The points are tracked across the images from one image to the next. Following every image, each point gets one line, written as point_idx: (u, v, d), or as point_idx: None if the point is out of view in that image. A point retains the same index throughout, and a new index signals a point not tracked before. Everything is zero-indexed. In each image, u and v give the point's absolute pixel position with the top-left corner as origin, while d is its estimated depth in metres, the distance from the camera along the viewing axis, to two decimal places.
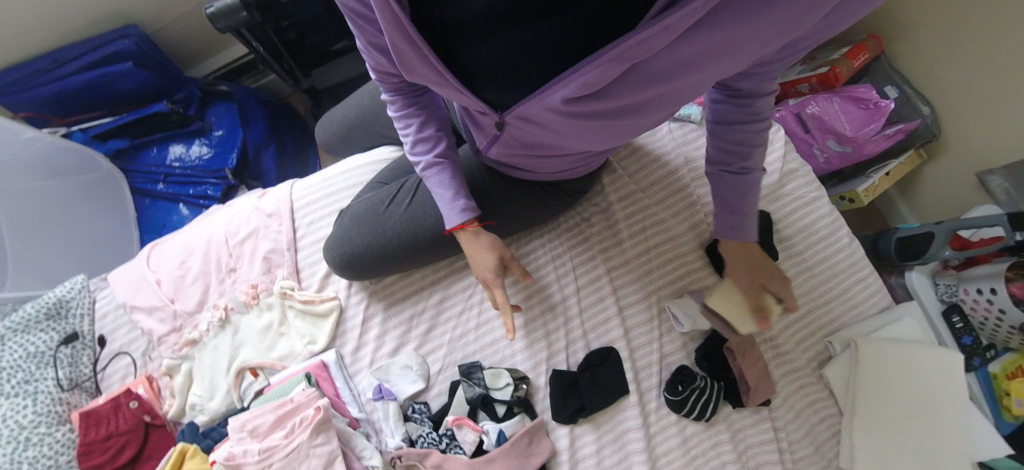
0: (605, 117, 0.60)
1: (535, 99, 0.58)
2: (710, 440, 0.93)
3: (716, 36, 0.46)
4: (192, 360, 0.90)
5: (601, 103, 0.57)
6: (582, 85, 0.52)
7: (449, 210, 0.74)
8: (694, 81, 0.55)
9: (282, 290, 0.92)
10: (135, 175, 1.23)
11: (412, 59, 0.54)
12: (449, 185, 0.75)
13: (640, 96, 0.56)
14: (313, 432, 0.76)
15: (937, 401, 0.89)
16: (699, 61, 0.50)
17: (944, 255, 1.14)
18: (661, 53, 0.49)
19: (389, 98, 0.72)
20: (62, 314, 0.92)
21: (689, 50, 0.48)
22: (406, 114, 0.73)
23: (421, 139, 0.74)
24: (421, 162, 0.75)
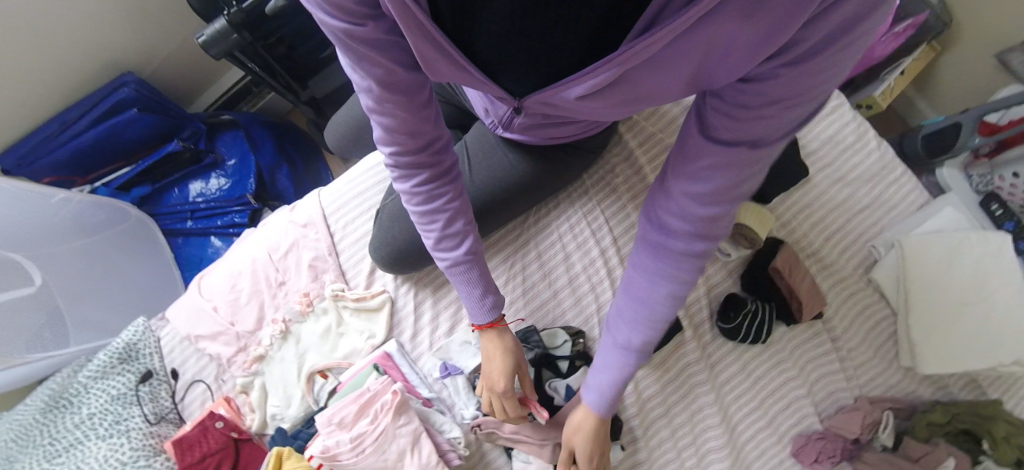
0: (620, 100, 0.58)
1: (547, 89, 0.56)
2: (770, 361, 0.95)
3: (710, 41, 0.41)
4: (264, 375, 0.94)
5: (614, 88, 0.54)
6: (592, 82, 0.51)
7: (476, 309, 0.72)
8: (693, 81, 0.49)
9: (334, 292, 0.95)
10: (164, 218, 1.26)
11: (440, 64, 0.52)
12: (477, 283, 0.71)
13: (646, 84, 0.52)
14: (395, 415, 0.82)
15: (990, 286, 0.90)
16: (698, 64, 0.45)
17: (974, 144, 1.13)
18: (663, 57, 0.44)
19: (409, 191, 0.65)
20: (133, 356, 0.97)
21: (680, 54, 0.44)
22: (428, 209, 0.67)
23: (447, 237, 0.69)
24: (446, 260, 0.70)
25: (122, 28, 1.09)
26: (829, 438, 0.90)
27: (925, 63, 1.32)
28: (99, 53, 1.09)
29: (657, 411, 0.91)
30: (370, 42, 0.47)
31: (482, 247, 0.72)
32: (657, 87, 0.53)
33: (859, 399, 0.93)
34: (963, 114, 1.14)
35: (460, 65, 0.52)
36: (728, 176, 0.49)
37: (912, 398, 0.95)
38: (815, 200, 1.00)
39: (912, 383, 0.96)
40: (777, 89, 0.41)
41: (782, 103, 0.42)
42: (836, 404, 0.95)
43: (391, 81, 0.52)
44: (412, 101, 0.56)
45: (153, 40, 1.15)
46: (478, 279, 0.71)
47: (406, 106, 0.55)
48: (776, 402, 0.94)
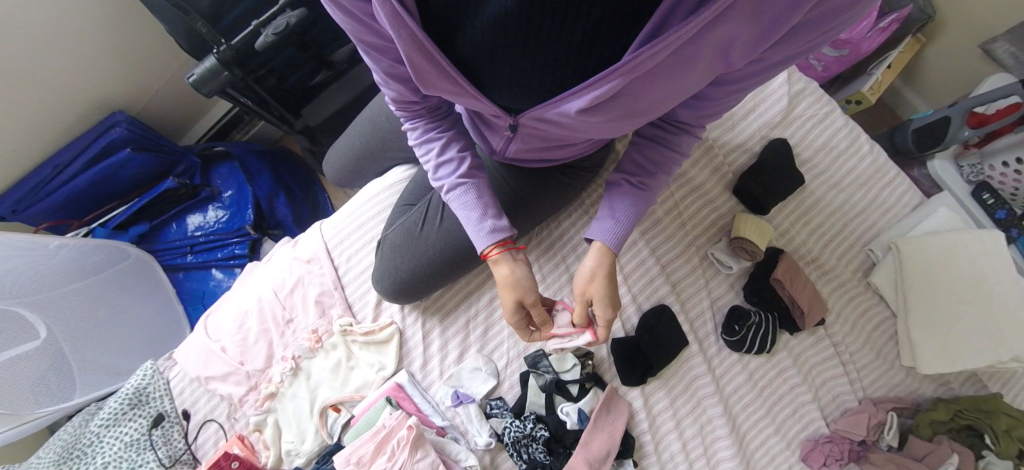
0: (617, 116, 0.66)
1: (550, 106, 0.65)
2: (775, 368, 0.97)
3: (716, 37, 0.53)
4: (276, 411, 0.95)
5: (613, 102, 0.63)
6: (593, 92, 0.59)
7: (477, 231, 0.75)
8: (697, 80, 0.61)
9: (343, 328, 0.96)
10: (163, 253, 1.26)
11: (432, 72, 0.61)
12: (474, 205, 0.76)
13: (651, 95, 0.62)
14: (412, 449, 0.83)
15: (987, 282, 0.91)
16: (702, 62, 0.57)
17: (963, 136, 1.13)
18: (666, 58, 0.55)
19: (411, 126, 0.77)
20: (144, 400, 0.96)
21: (691, 54, 0.55)
22: (426, 139, 0.77)
23: (444, 163, 0.77)
24: (445, 184, 0.77)
25: (110, 67, 1.07)
26: (836, 441, 0.93)
27: (910, 55, 1.32)
28: (88, 92, 1.07)
29: (668, 425, 0.94)
30: (372, 44, 0.61)
31: (481, 178, 0.79)
32: (659, 97, 0.63)
33: (864, 401, 0.95)
34: (951, 108, 1.15)
35: (450, 74, 0.61)
36: (725, 99, 0.66)
37: (916, 396, 0.98)
38: (812, 207, 1.01)
39: (915, 381, 0.98)
40: (774, 55, 0.58)
41: (780, 59, 0.59)
42: (841, 406, 0.97)
43: (394, 73, 0.65)
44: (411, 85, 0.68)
45: (141, 76, 1.13)
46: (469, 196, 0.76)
47: (405, 86, 0.68)
48: (783, 408, 0.96)
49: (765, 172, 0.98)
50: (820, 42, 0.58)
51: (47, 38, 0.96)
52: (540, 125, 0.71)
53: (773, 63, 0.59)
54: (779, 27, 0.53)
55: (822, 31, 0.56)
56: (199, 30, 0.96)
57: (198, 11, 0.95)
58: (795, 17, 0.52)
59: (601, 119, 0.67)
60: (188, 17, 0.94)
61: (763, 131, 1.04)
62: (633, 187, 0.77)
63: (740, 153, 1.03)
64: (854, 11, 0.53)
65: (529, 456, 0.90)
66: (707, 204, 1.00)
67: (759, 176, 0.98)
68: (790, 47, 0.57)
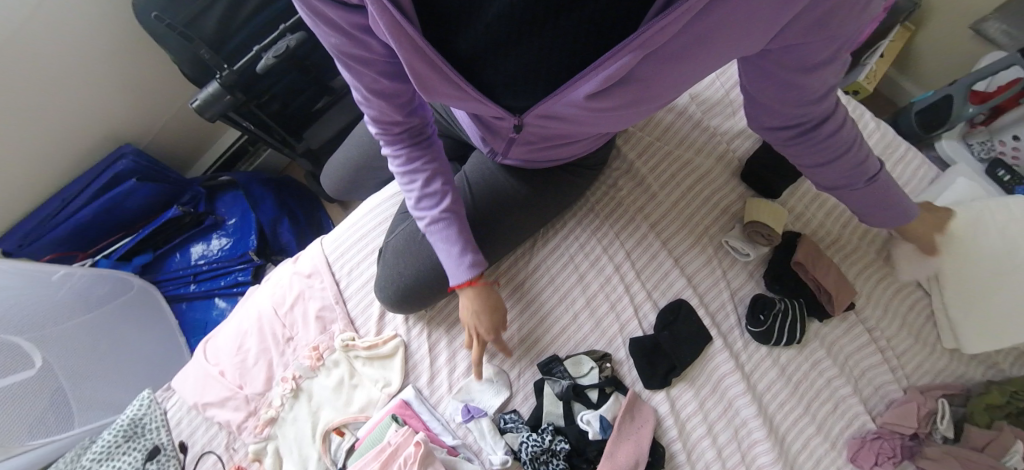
0: (627, 104, 0.61)
1: (557, 97, 0.59)
2: (807, 361, 0.90)
3: (732, 9, 0.47)
4: (277, 438, 0.89)
5: (623, 88, 0.57)
6: (600, 75, 0.53)
7: (455, 267, 0.74)
8: (716, 56, 0.55)
9: (344, 342, 0.91)
10: (166, 283, 1.24)
11: (433, 78, 0.57)
12: (455, 240, 0.74)
13: (664, 76, 0.56)
14: (420, 467, 0.75)
15: (1022, 255, 0.85)
16: (719, 37, 0.51)
17: (968, 113, 1.12)
18: (678, 32, 0.49)
19: (393, 151, 0.73)
20: (139, 432, 0.91)
21: (704, 27, 0.49)
22: (409, 169, 0.74)
23: (427, 195, 0.75)
24: (426, 218, 0.75)
25: (113, 101, 1.08)
26: (885, 437, 0.85)
27: (902, 45, 1.33)
28: (93, 128, 1.08)
29: (699, 430, 0.86)
30: (361, 57, 0.58)
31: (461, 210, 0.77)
32: (670, 81, 0.58)
33: (910, 391, 0.88)
34: (952, 86, 1.13)
35: (451, 77, 0.56)
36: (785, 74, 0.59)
37: (964, 382, 0.90)
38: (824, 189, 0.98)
39: (961, 366, 0.91)
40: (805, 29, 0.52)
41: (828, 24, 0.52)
42: (886, 398, 0.89)
43: (378, 88, 0.63)
44: (394, 98, 0.66)
45: (144, 110, 1.15)
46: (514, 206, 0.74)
47: (388, 103, 0.66)
48: (822, 404, 0.89)
49: None
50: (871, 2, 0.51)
51: (52, 74, 0.97)
52: (546, 122, 0.67)
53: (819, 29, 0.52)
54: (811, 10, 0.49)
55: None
56: (202, 56, 0.97)
57: (202, 40, 0.97)
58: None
59: (610, 108, 0.61)
60: (193, 45, 0.96)
61: None
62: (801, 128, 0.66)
63: (744, 139, 1.01)
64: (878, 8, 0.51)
65: None
66: (715, 192, 0.97)
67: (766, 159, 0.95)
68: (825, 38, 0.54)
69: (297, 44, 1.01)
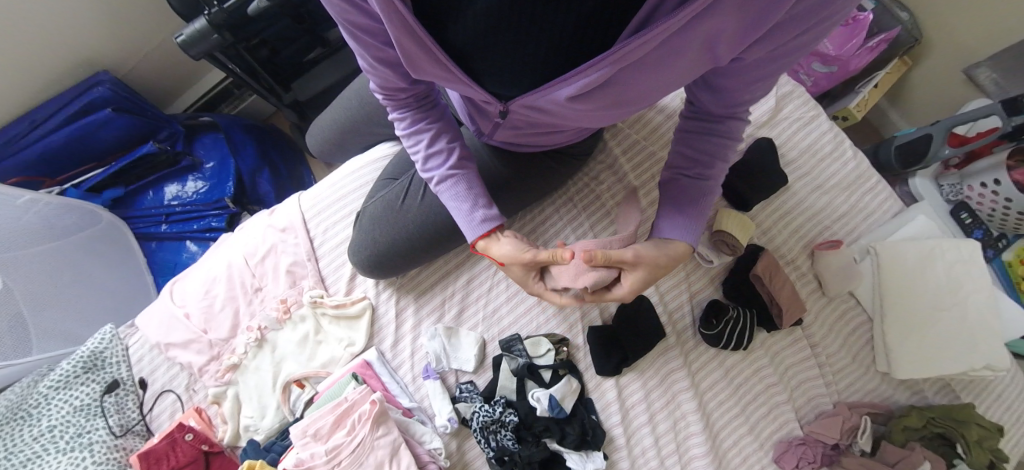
0: (606, 106, 0.61)
1: (540, 94, 0.59)
2: (752, 366, 0.95)
3: (703, 34, 0.48)
4: (237, 384, 0.92)
5: (603, 92, 0.57)
6: (582, 79, 0.53)
7: (469, 221, 0.73)
8: (683, 72, 0.56)
9: (313, 298, 0.92)
10: (137, 221, 1.23)
11: (423, 60, 0.55)
12: (465, 196, 0.74)
13: (639, 86, 0.57)
14: (373, 425, 0.78)
15: (962, 292, 0.93)
16: (688, 57, 0.52)
17: (944, 154, 1.16)
18: (655, 50, 0.50)
19: (399, 115, 0.73)
20: (100, 365, 0.94)
21: (680, 50, 0.50)
22: (415, 131, 0.73)
23: (432, 154, 0.74)
24: (433, 176, 0.75)
25: (96, 23, 1.05)
26: (809, 443, 0.91)
27: (897, 76, 1.35)
28: (72, 48, 1.05)
29: (641, 418, 0.91)
30: (357, 24, 0.57)
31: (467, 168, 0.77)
32: (646, 89, 0.58)
33: (839, 405, 0.94)
34: (935, 125, 1.17)
35: (443, 62, 0.56)
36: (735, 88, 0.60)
37: (890, 403, 0.97)
38: (795, 207, 1.01)
39: (890, 388, 0.97)
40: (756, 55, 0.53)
41: (775, 53, 0.53)
42: (816, 409, 0.95)
43: (382, 57, 0.62)
44: (399, 71, 0.65)
45: (128, 36, 1.11)
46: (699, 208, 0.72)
47: (394, 73, 0.64)
48: (757, 408, 0.94)
49: (752, 170, 0.97)
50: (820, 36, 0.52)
51: None
52: (530, 113, 0.67)
53: (771, 56, 0.53)
54: (764, 25, 0.48)
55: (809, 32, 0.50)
56: None
57: None
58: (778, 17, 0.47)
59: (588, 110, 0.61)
60: None
61: (751, 130, 1.04)
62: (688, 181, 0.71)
63: None
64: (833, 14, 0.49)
65: (498, 444, 0.86)
66: None
67: (745, 172, 0.97)
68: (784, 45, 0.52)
69: None
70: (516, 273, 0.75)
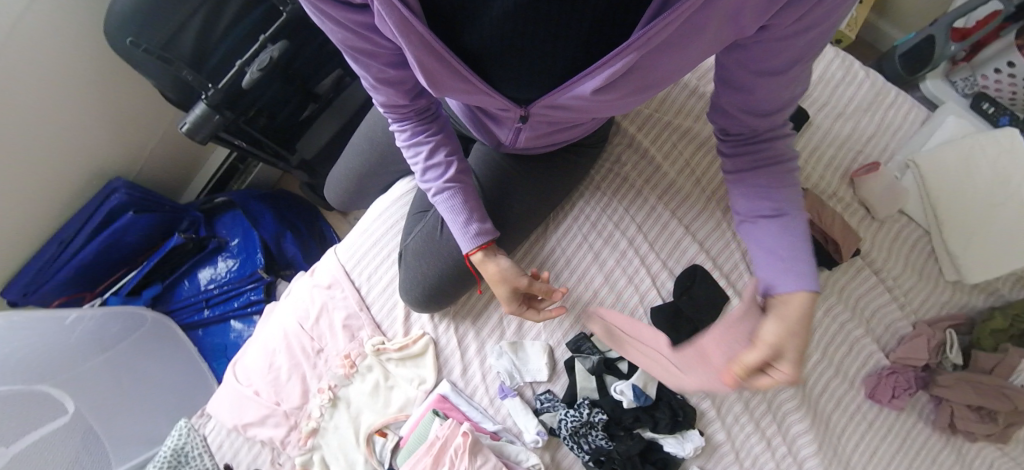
0: (631, 92, 0.59)
1: (562, 91, 0.57)
2: (822, 308, 0.93)
3: (725, 6, 0.45)
4: (321, 447, 0.91)
5: (627, 79, 0.55)
6: (605, 70, 0.51)
7: (461, 234, 0.75)
8: (708, 46, 0.53)
9: (375, 346, 0.92)
10: (180, 312, 1.23)
11: (442, 72, 0.55)
12: (460, 209, 0.75)
13: (666, 66, 0.54)
14: (471, 456, 0.78)
15: (1013, 182, 0.90)
16: (713, 31, 0.49)
17: (950, 51, 1.14)
18: (678, 28, 0.47)
19: (400, 127, 0.74)
20: (183, 460, 0.93)
21: (704, 23, 0.47)
22: (414, 142, 0.74)
23: (431, 167, 0.75)
24: (431, 188, 0.76)
25: (98, 133, 1.05)
26: (899, 371, 0.89)
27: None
28: (82, 163, 1.06)
29: (725, 386, 0.89)
30: (364, 50, 0.59)
31: (468, 180, 0.78)
32: (672, 69, 0.56)
33: (919, 325, 0.92)
34: (933, 26, 1.15)
35: (459, 70, 0.55)
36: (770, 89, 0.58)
37: (967, 311, 0.95)
38: (821, 141, 1.00)
39: (963, 295, 0.95)
40: (787, 19, 0.49)
41: (797, 27, 0.50)
42: (897, 335, 0.93)
43: (385, 77, 0.64)
44: (403, 87, 0.67)
45: (130, 138, 1.12)
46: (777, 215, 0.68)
47: (396, 89, 0.66)
48: (838, 347, 0.92)
49: None
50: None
51: (33, 113, 0.93)
52: (554, 113, 0.65)
53: (806, 23, 0.50)
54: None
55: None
56: (185, 77, 0.94)
57: (182, 59, 0.94)
58: None
59: (614, 99, 0.59)
60: (173, 67, 0.93)
61: None
62: (774, 220, 0.66)
63: None
64: None
65: (592, 445, 0.84)
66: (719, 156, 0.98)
67: None
68: (806, 13, 0.49)
69: (280, 54, 0.99)
70: (500, 292, 0.78)
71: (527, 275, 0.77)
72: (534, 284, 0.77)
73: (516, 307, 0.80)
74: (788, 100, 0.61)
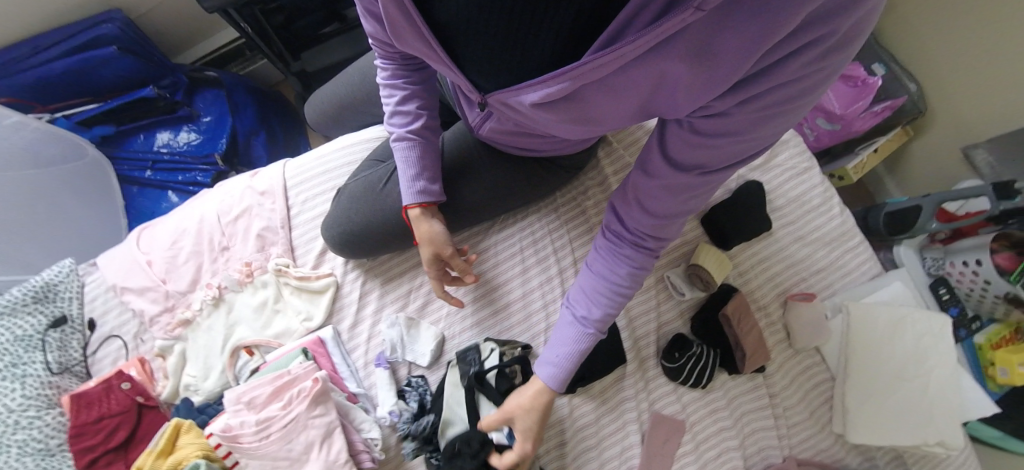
0: (570, 119, 0.59)
1: (509, 91, 0.56)
2: (707, 406, 0.93)
3: (664, 66, 0.46)
4: (187, 340, 0.90)
5: (569, 106, 0.55)
6: (545, 87, 0.51)
7: (408, 188, 0.76)
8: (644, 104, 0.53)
9: (277, 267, 0.91)
10: (122, 162, 1.21)
11: (403, 27, 0.54)
12: (413, 163, 0.76)
13: (604, 105, 0.54)
14: (311, 403, 0.75)
15: (927, 363, 0.92)
16: (651, 89, 0.50)
17: (930, 227, 1.15)
18: (619, 71, 0.47)
19: (383, 64, 0.73)
20: (50, 298, 0.91)
21: (645, 78, 0.48)
22: (392, 84, 0.74)
23: (400, 113, 0.75)
24: (394, 133, 0.76)
25: None
26: None
27: (896, 146, 1.36)
28: None
29: (588, 441, 0.89)
30: None
31: (431, 139, 0.78)
32: (611, 111, 0.56)
33: (788, 460, 0.92)
34: (925, 198, 1.16)
35: (421, 32, 0.53)
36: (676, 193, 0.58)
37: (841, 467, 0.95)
38: (774, 254, 1.01)
39: (843, 451, 0.96)
40: (720, 113, 0.49)
41: (724, 128, 0.50)
42: (765, 460, 0.93)
43: (370, 13, 0.64)
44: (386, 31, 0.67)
45: None
46: (614, 310, 0.67)
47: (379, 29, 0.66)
48: (707, 449, 0.92)
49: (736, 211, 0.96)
50: (772, 123, 0.49)
51: None
52: (505, 111, 0.64)
53: (723, 129, 0.50)
54: (723, 84, 0.45)
55: (787, 101, 0.47)
56: None
57: None
58: (737, 76, 0.44)
59: (554, 119, 0.59)
60: None
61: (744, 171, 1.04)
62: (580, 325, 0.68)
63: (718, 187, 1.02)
64: (799, 91, 0.46)
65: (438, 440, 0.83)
66: None
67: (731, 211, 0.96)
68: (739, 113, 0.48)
69: None
70: (423, 252, 0.78)
71: (453, 247, 0.78)
72: (456, 258, 0.78)
73: (433, 273, 0.80)
74: (682, 211, 0.61)
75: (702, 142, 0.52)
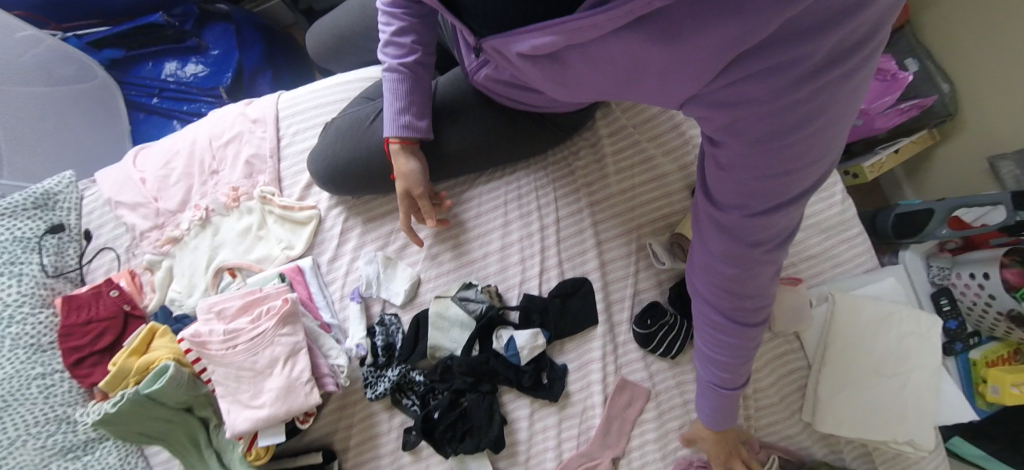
0: (556, 80, 0.55)
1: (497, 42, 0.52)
2: (676, 378, 0.92)
3: (646, 47, 0.40)
4: (173, 258, 0.92)
5: (553, 65, 0.51)
6: (528, 41, 0.47)
7: (391, 120, 0.78)
8: (640, 83, 0.48)
9: (263, 195, 0.93)
10: (130, 87, 1.24)
11: None
12: (400, 96, 0.77)
13: (590, 74, 0.50)
14: (279, 322, 0.77)
15: (909, 362, 0.89)
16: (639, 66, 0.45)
17: (940, 233, 1.03)
18: (600, 41, 0.43)
19: None
20: (51, 206, 0.95)
21: (628, 54, 0.43)
22: (391, 13, 0.73)
23: (394, 44, 0.74)
24: (384, 63, 0.76)
25: None
26: None
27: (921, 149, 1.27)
28: None
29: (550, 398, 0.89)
30: None
31: (422, 77, 0.78)
32: (600, 80, 0.52)
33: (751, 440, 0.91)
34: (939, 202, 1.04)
35: None
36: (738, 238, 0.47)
37: (804, 454, 0.94)
38: None
39: (809, 439, 0.95)
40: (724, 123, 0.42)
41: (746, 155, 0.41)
42: None
43: None
44: None
45: None
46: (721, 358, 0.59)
47: None
48: (671, 421, 0.90)
49: None
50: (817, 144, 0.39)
51: None
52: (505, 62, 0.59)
53: (759, 168, 0.41)
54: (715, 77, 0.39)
55: (814, 122, 0.37)
56: None
57: None
58: (726, 76, 0.38)
59: (542, 76, 0.55)
60: None
61: None
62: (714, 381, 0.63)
63: None
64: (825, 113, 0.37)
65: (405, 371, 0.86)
66: (663, 196, 0.96)
67: None
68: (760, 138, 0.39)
69: None
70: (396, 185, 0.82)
71: (424, 187, 0.81)
72: (424, 198, 0.82)
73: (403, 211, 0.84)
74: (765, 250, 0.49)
75: (735, 177, 0.43)
